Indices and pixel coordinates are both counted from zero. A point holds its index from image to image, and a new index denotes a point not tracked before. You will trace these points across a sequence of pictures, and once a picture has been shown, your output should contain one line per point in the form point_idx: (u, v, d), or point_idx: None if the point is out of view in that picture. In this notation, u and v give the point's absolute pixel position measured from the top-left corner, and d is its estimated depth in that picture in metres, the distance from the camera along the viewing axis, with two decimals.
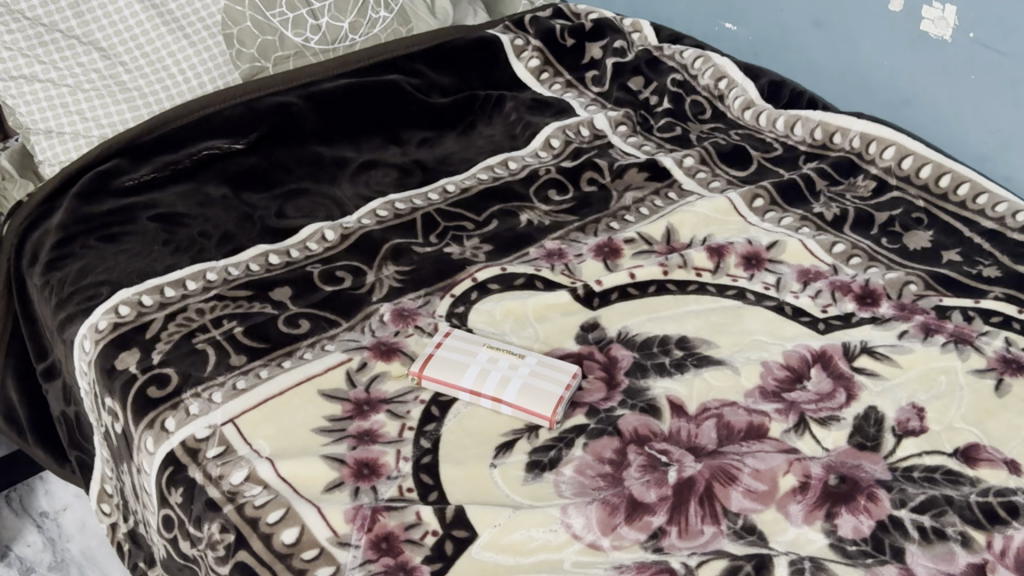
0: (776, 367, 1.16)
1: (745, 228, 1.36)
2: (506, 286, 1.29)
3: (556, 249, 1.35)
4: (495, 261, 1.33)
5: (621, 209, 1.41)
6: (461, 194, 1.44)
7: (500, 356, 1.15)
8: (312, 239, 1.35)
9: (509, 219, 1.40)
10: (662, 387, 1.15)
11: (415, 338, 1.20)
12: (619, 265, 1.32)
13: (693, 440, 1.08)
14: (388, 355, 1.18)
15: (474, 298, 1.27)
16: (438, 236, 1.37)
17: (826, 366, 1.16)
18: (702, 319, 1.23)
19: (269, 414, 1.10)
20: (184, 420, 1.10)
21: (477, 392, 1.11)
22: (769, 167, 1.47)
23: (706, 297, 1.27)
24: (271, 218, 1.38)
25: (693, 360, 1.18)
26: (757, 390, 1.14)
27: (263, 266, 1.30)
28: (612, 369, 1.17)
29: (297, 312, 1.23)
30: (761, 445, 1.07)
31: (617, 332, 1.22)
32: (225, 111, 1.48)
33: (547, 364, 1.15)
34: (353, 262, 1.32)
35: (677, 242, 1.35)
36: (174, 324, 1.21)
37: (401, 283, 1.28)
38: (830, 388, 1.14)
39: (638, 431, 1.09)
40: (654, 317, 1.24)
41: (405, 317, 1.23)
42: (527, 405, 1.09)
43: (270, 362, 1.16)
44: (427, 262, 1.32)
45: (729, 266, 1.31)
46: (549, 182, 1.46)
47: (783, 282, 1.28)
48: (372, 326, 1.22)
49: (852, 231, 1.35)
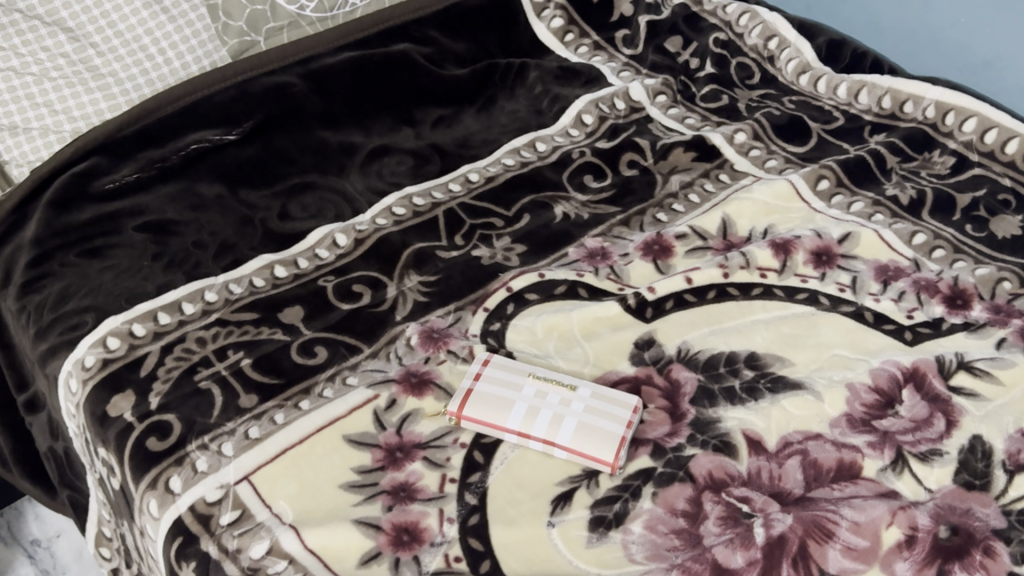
0: (863, 390, 1.02)
1: (811, 217, 1.21)
2: (545, 296, 1.14)
3: (598, 248, 1.19)
4: (531, 265, 1.17)
5: (667, 197, 1.25)
6: (486, 183, 1.28)
7: (549, 390, 1.00)
8: (322, 245, 1.19)
9: (543, 213, 1.24)
10: (734, 419, 1.01)
11: (449, 367, 1.05)
12: (671, 266, 1.17)
13: (776, 484, 0.95)
14: (419, 389, 1.03)
15: (511, 311, 1.12)
16: (465, 237, 1.21)
17: (919, 386, 1.02)
18: (771, 331, 1.09)
19: (290, 469, 0.96)
20: (192, 479, 0.95)
21: (526, 435, 0.97)
22: (831, 141, 1.31)
23: (773, 303, 1.12)
24: (274, 221, 1.22)
25: (767, 383, 1.04)
26: (844, 419, 1.00)
27: (269, 280, 1.15)
28: (675, 396, 1.03)
29: (312, 338, 1.08)
30: (855, 488, 0.94)
31: (676, 349, 1.08)
32: (215, 96, 1.29)
33: (602, 397, 1.00)
34: (371, 272, 1.16)
35: (735, 236, 1.20)
36: (172, 358, 1.06)
37: (427, 298, 1.13)
38: (925, 413, 1.00)
39: (713, 475, 0.96)
40: (718, 330, 1.10)
41: (436, 340, 1.08)
42: (584, 449, 0.95)
43: (285, 403, 1.02)
44: (455, 270, 1.16)
45: (797, 263, 1.16)
46: (584, 166, 1.30)
47: (860, 282, 1.14)
48: (399, 352, 1.07)
49: (932, 218, 1.20)
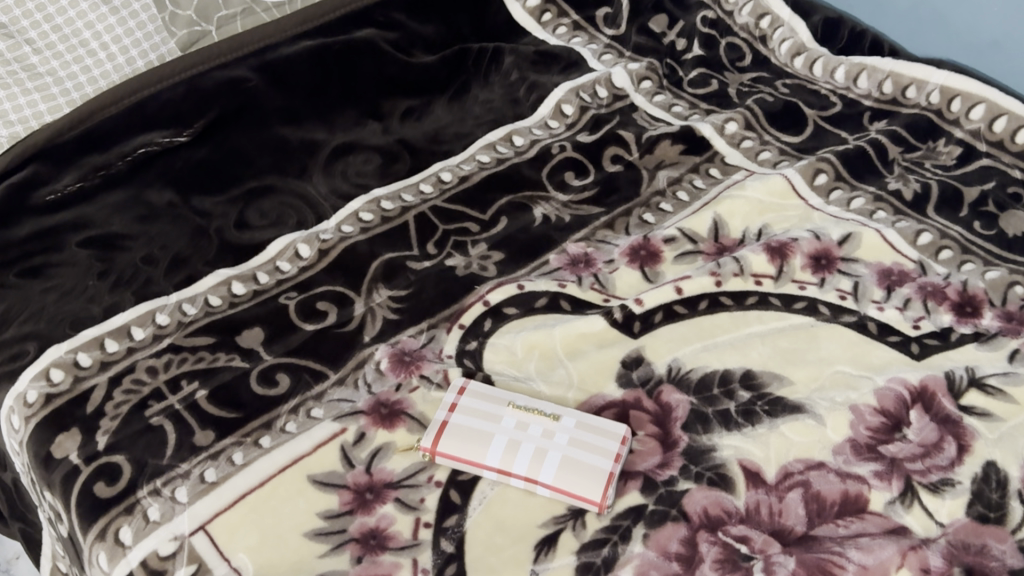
0: (869, 412, 0.95)
1: (808, 215, 1.13)
2: (524, 309, 1.06)
3: (581, 254, 1.11)
4: (508, 276, 1.09)
5: (654, 194, 1.17)
6: (460, 183, 1.19)
7: (530, 420, 0.92)
8: (283, 257, 1.11)
9: (522, 216, 1.15)
10: (730, 447, 0.93)
11: (423, 394, 0.97)
12: (659, 273, 1.09)
13: (777, 521, 0.88)
14: (390, 421, 0.95)
15: (488, 328, 1.04)
16: (437, 244, 1.12)
17: (928, 407, 0.95)
18: (768, 345, 1.01)
19: (250, 516, 0.88)
20: (143, 530, 0.88)
21: (505, 472, 0.89)
22: (828, 130, 1.24)
23: (770, 313, 1.05)
24: (231, 230, 1.13)
25: (764, 405, 0.96)
26: (848, 445, 0.93)
27: (225, 299, 1.06)
28: (666, 422, 0.96)
29: (272, 365, 1.00)
30: (862, 524, 0.87)
31: (667, 368, 1.00)
32: (164, 94, 1.18)
33: (588, 428, 0.92)
34: (337, 287, 1.08)
35: (727, 239, 1.12)
36: (120, 392, 0.98)
37: (397, 315, 1.05)
38: (935, 437, 0.93)
39: (708, 512, 0.88)
40: (711, 345, 1.02)
41: (407, 364, 1.00)
42: (569, 487, 0.88)
43: (244, 440, 0.94)
44: (428, 282, 1.08)
45: (794, 269, 1.08)
46: (565, 162, 1.21)
47: (862, 289, 1.06)
48: (367, 378, 0.99)
49: (938, 215, 1.13)
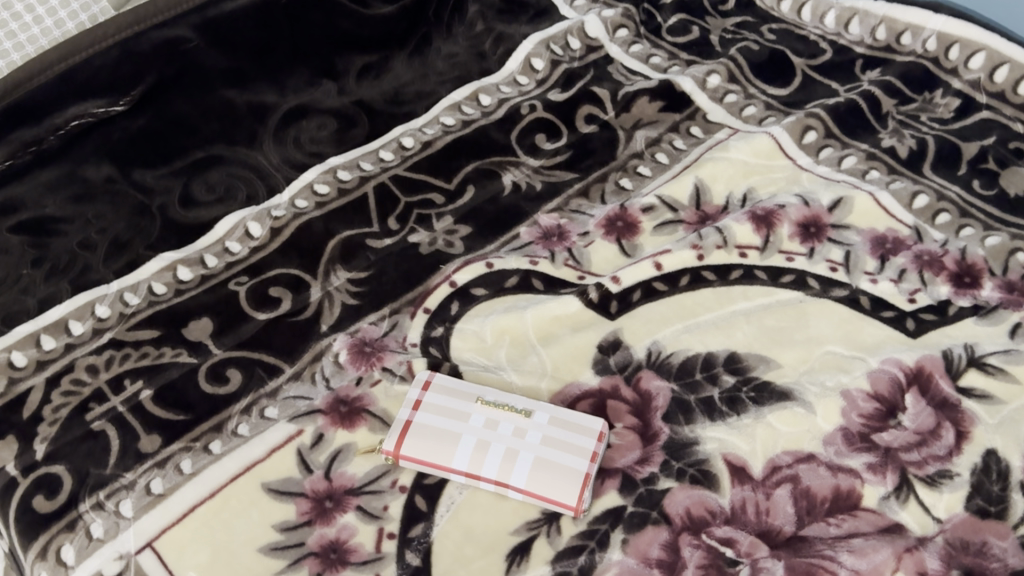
0: (861, 397, 0.89)
1: (796, 176, 1.06)
2: (494, 289, 0.98)
3: (553, 226, 1.03)
4: (476, 252, 1.01)
5: (631, 157, 1.10)
6: (423, 150, 1.11)
7: (500, 418, 0.86)
8: (232, 237, 1.04)
9: (490, 184, 1.08)
10: (714, 441, 0.87)
11: (385, 389, 0.91)
12: (638, 246, 1.01)
13: (764, 521, 0.82)
14: (350, 420, 0.89)
15: (455, 312, 0.97)
16: (399, 219, 1.05)
17: (925, 390, 0.89)
18: (755, 325, 0.95)
19: (200, 531, 0.82)
20: (85, 549, 0.81)
21: (474, 476, 0.83)
22: (817, 79, 1.16)
23: (756, 288, 0.98)
24: (176, 209, 1.05)
25: (750, 391, 0.90)
26: (839, 434, 0.87)
27: (171, 286, 0.99)
28: (645, 413, 0.90)
29: (222, 360, 0.93)
30: (854, 522, 0.82)
31: (646, 353, 0.93)
32: (98, 58, 0.96)
33: (562, 424, 0.86)
34: (292, 270, 1.00)
35: (710, 206, 1.04)
36: (58, 394, 0.91)
37: (357, 300, 0.98)
38: (932, 424, 0.87)
39: (691, 513, 0.83)
40: (693, 326, 0.95)
41: (368, 355, 0.93)
42: (542, 491, 0.82)
43: (192, 445, 0.87)
44: (390, 262, 1.01)
45: (782, 238, 1.01)
46: (536, 123, 1.13)
47: (854, 259, 0.99)
48: (325, 372, 0.92)
49: (935, 173, 1.06)
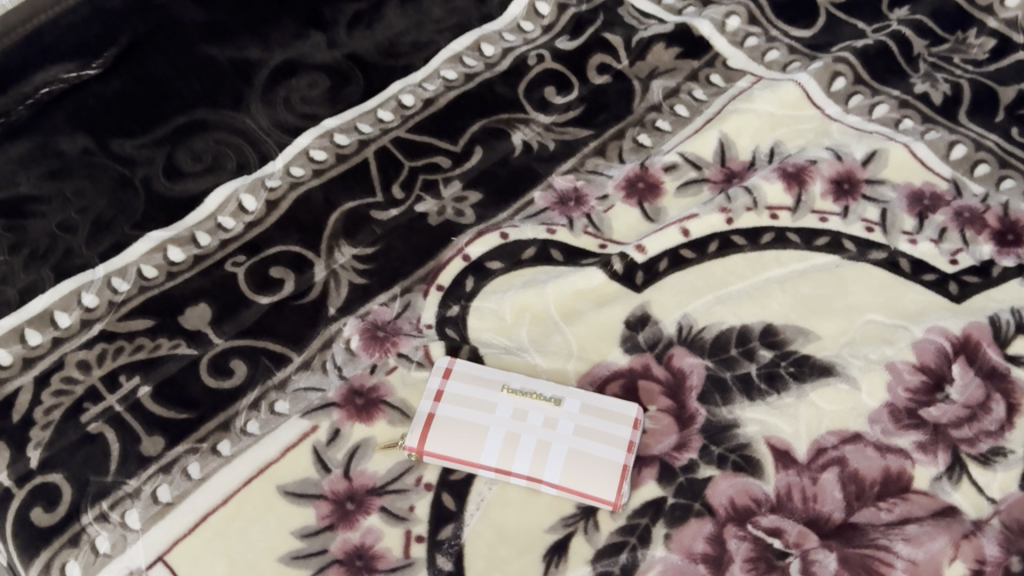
0: (906, 370, 0.84)
1: (825, 127, 1.01)
2: (510, 262, 0.92)
3: (569, 190, 0.97)
4: (489, 222, 0.95)
5: (649, 110, 1.03)
6: (425, 108, 1.03)
7: (529, 407, 0.81)
8: (224, 212, 0.96)
9: (499, 145, 1.01)
10: (755, 423, 0.82)
11: (402, 376, 0.85)
12: (661, 209, 0.95)
13: (812, 507, 0.78)
14: (367, 413, 0.83)
15: (471, 289, 0.91)
16: (404, 186, 0.98)
17: (972, 359, 0.85)
18: (790, 293, 0.89)
19: (215, 541, 0.77)
20: (93, 566, 0.75)
21: (505, 472, 0.78)
22: (842, 19, 1.09)
23: (789, 253, 0.92)
24: (161, 181, 0.96)
25: (790, 366, 0.85)
26: (886, 411, 0.83)
27: (162, 268, 0.92)
28: (679, 395, 0.85)
29: (225, 350, 0.87)
30: (907, 506, 0.78)
31: (677, 327, 0.88)
32: (63, 18, 0.88)
33: (594, 411, 0.81)
34: (293, 247, 0.93)
35: (735, 162, 0.98)
36: (49, 394, 0.84)
37: (366, 279, 0.91)
38: (981, 396, 0.83)
39: (735, 503, 0.79)
40: (725, 296, 0.90)
41: (381, 340, 0.87)
42: (578, 485, 0.77)
43: (199, 447, 0.81)
44: (398, 236, 0.94)
45: (814, 196, 0.95)
46: (544, 76, 1.06)
47: (891, 218, 0.94)
48: (336, 359, 0.86)
49: (971, 121, 1.01)
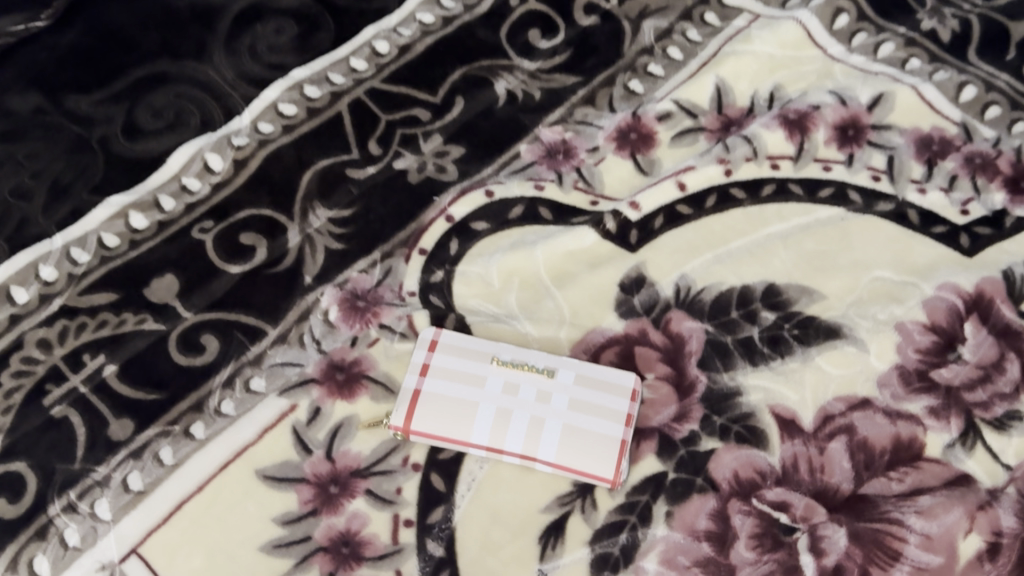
0: (917, 330, 0.80)
1: (828, 68, 0.95)
2: (496, 223, 0.87)
3: (557, 142, 0.91)
4: (473, 178, 0.89)
5: (640, 54, 0.96)
6: (400, 55, 0.96)
7: (520, 380, 0.76)
8: (188, 173, 0.89)
9: (481, 95, 0.94)
10: (759, 390, 0.78)
11: (385, 349, 0.80)
12: (655, 161, 0.90)
13: (820, 479, 0.75)
14: (349, 390, 0.78)
15: (455, 252, 0.85)
16: (381, 141, 0.91)
17: (985, 317, 0.81)
18: (793, 249, 0.85)
19: (192, 530, 0.73)
20: (62, 560, 0.71)
21: (497, 450, 0.74)
22: None
23: (791, 206, 0.87)
24: (120, 141, 0.90)
25: (794, 329, 0.81)
26: (895, 374, 0.78)
27: (124, 236, 0.85)
28: (678, 361, 0.80)
29: (195, 325, 0.81)
30: (919, 476, 0.74)
31: (674, 289, 0.83)
32: None
33: (589, 383, 0.76)
34: (263, 210, 0.87)
35: (733, 109, 0.93)
36: (9, 376, 0.79)
37: (343, 244, 0.85)
38: (995, 356, 0.79)
39: (739, 476, 0.75)
40: (725, 255, 0.85)
41: (361, 310, 0.82)
42: (575, 464, 0.73)
43: (171, 430, 0.77)
44: (376, 196, 0.88)
45: (817, 144, 0.90)
46: (528, 18, 0.99)
47: (899, 166, 0.89)
48: (314, 332, 0.81)
49: (981, 60, 0.95)
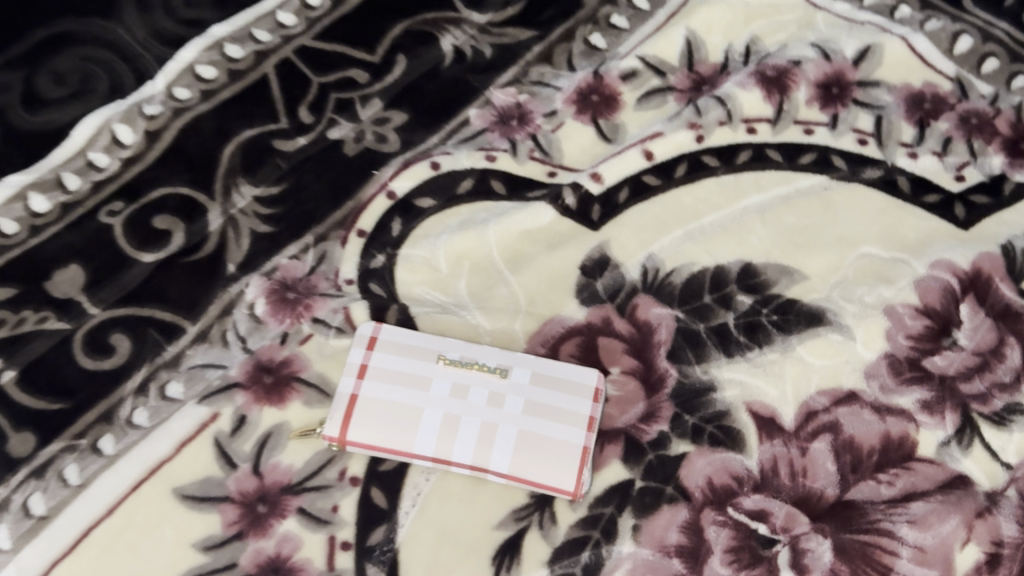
0: (908, 313, 0.73)
1: (810, 18, 0.86)
2: (443, 199, 0.78)
3: (511, 106, 0.82)
4: (417, 149, 0.80)
5: (603, 3, 0.86)
6: (334, 7, 0.85)
7: (470, 381, 0.68)
8: (95, 147, 0.78)
9: (426, 53, 0.84)
10: (734, 385, 0.71)
11: (318, 347, 0.72)
12: (620, 127, 0.81)
13: (802, 484, 0.67)
14: (278, 395, 0.70)
15: (398, 234, 0.76)
16: (314, 107, 0.81)
17: (983, 297, 0.73)
18: (772, 224, 0.76)
19: (102, 560, 0.64)
20: None
21: (444, 461, 0.66)
22: None
23: (770, 175, 0.78)
24: (17, 111, 0.79)
25: (773, 314, 0.73)
26: (884, 363, 0.71)
27: (22, 221, 0.75)
28: (646, 353, 0.72)
29: (104, 323, 0.72)
30: (911, 478, 0.67)
31: (641, 271, 0.75)
32: None
33: (547, 383, 0.68)
34: (181, 189, 0.77)
35: (705, 66, 0.84)
36: None
37: (270, 227, 0.76)
38: (994, 340, 0.72)
39: (713, 483, 0.67)
40: (696, 232, 0.76)
41: (291, 303, 0.73)
42: (531, 475, 0.65)
43: (77, 444, 0.68)
44: (307, 171, 0.78)
45: (798, 104, 0.81)
46: None
47: (887, 127, 0.80)
48: (239, 328, 0.72)
49: (976, 6, 0.86)
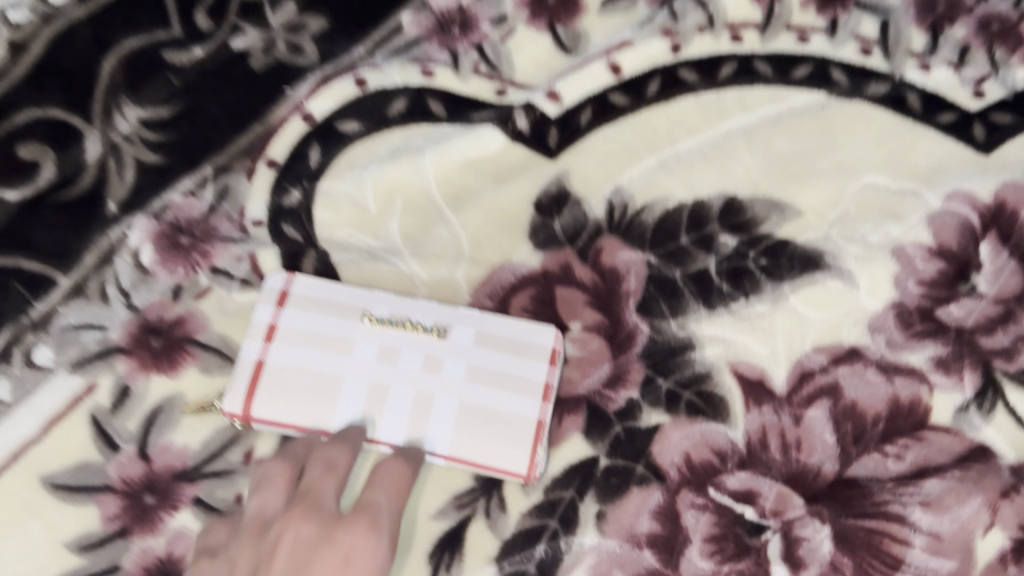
0: (920, 254, 0.62)
1: None
2: (371, 122, 0.65)
3: (451, 9, 0.68)
4: (338, 62, 0.66)
5: None
6: None
7: (401, 343, 0.56)
8: None
9: None
10: (716, 343, 0.59)
11: (219, 303, 0.60)
12: (581, 35, 0.68)
13: (796, 458, 0.57)
14: (169, 362, 0.58)
15: (316, 165, 0.64)
16: (212, 13, 0.67)
17: (1007, 235, 0.62)
18: (759, 150, 0.65)
19: None
20: None
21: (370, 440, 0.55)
22: None
23: (757, 93, 0.66)
24: None
25: (762, 256, 0.62)
26: (892, 314, 0.60)
27: None
28: (613, 305, 0.61)
29: None
30: (923, 451, 0.57)
31: (606, 207, 0.63)
32: None
33: (494, 344, 0.57)
34: (52, 112, 0.63)
35: None
36: None
37: (160, 156, 0.63)
38: (1019, 286, 0.61)
39: (691, 459, 0.57)
40: (672, 160, 0.64)
41: (185, 250, 0.61)
42: (475, 456, 0.54)
43: None
44: (206, 88, 0.65)
45: (791, 7, 0.68)
46: None
47: (896, 34, 0.68)
48: (122, 279, 0.60)
49: None
